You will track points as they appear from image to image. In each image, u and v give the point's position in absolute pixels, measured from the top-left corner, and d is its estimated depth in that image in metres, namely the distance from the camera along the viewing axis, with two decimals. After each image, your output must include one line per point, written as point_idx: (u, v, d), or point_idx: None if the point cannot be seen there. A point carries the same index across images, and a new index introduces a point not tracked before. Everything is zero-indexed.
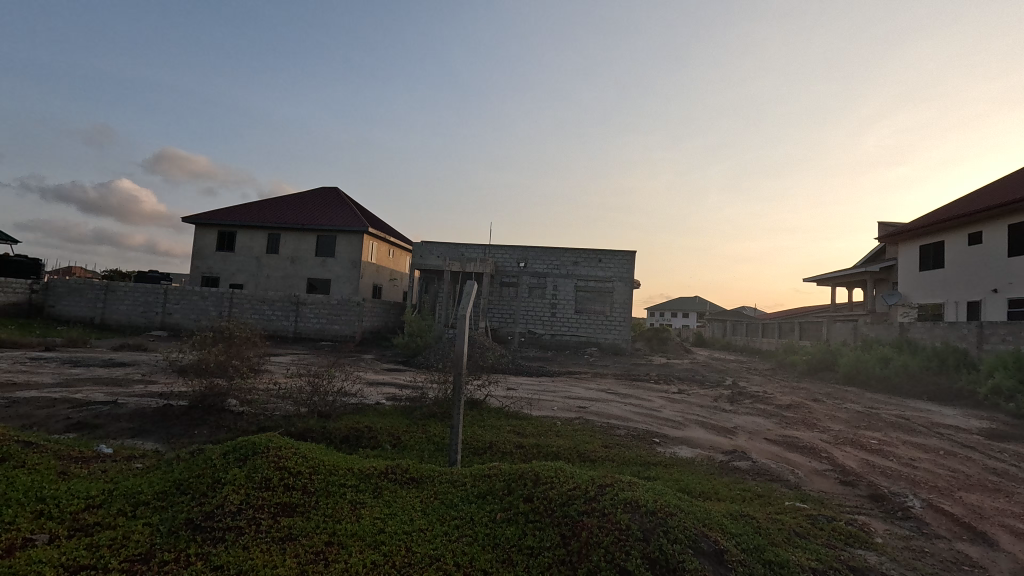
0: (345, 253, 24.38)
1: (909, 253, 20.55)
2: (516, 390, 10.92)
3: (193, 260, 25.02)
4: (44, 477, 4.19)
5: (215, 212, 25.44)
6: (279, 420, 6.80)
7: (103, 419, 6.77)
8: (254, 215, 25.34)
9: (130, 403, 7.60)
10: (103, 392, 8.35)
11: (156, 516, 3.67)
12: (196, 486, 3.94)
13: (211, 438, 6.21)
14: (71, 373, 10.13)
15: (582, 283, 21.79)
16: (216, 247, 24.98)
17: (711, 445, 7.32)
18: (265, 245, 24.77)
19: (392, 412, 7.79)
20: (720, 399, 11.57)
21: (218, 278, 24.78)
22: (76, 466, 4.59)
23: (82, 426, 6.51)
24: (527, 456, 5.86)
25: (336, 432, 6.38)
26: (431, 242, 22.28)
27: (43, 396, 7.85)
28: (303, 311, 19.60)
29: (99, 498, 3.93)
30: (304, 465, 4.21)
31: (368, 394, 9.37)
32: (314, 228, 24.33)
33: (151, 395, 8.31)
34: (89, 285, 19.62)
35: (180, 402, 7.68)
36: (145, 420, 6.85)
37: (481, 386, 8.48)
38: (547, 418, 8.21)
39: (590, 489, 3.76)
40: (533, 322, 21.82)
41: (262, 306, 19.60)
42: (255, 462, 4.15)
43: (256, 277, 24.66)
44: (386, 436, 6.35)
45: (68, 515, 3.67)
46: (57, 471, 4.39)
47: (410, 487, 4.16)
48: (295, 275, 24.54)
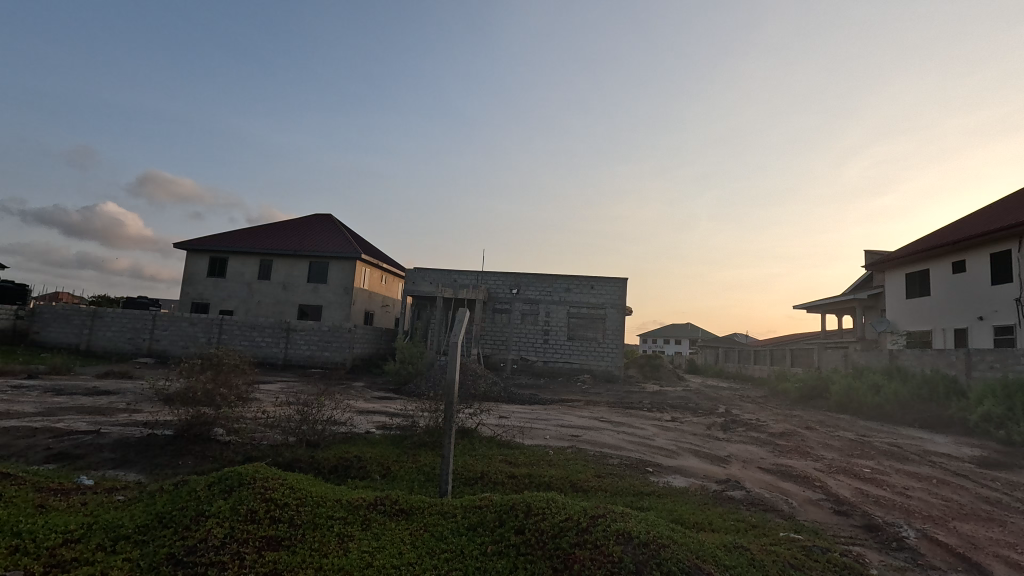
0: (337, 280, 24.35)
1: (895, 280, 20.90)
2: (508, 418, 10.83)
3: (184, 286, 24.87)
4: (20, 511, 4.07)
5: (207, 238, 25.39)
6: (267, 450, 6.67)
7: (85, 449, 6.60)
8: (247, 241, 25.31)
9: (112, 433, 7.42)
10: (86, 421, 8.16)
11: (136, 551, 3.56)
12: (179, 520, 3.85)
13: (196, 469, 6.05)
14: (54, 401, 9.91)
15: (575, 310, 21.85)
16: (207, 273, 24.85)
17: (704, 475, 7.25)
18: (257, 271, 24.69)
19: (382, 441, 7.69)
20: (713, 427, 11.51)
21: (208, 304, 24.58)
22: (55, 499, 4.46)
23: (63, 457, 6.35)
24: (519, 486, 5.77)
25: (325, 461, 6.28)
26: (424, 268, 22.35)
27: (25, 425, 7.67)
28: (293, 338, 19.42)
29: (78, 532, 3.81)
30: (291, 496, 4.14)
31: (358, 423, 9.22)
32: (306, 254, 24.31)
33: (135, 424, 8.13)
34: (76, 311, 19.40)
35: (164, 431, 7.54)
36: (128, 450, 6.70)
37: (473, 414, 8.41)
38: (540, 447, 8.14)
39: (582, 521, 3.74)
40: (526, 349, 21.76)
41: (252, 332, 19.40)
42: (241, 494, 4.07)
43: (246, 302, 24.49)
44: (376, 466, 6.24)
45: (45, 550, 3.55)
46: (35, 504, 4.26)
47: (400, 519, 4.10)
48: (286, 302, 24.39)
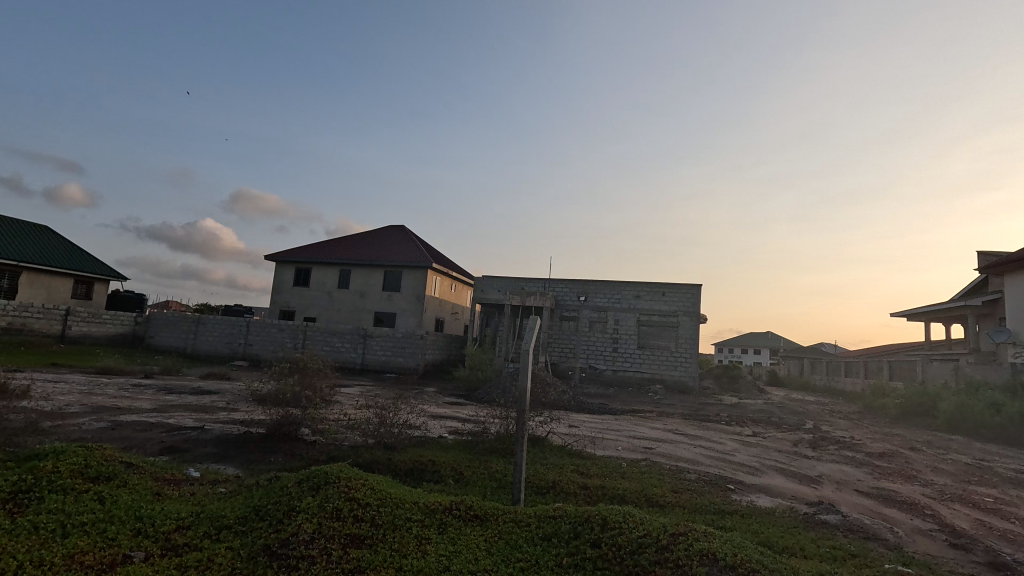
0: (410, 288, 25.29)
1: (1016, 285, 18.51)
2: (578, 428, 10.67)
3: (273, 295, 26.85)
4: (141, 497, 4.55)
5: (293, 250, 27.31)
6: (348, 451, 7.00)
7: (191, 444, 7.26)
8: (328, 252, 26.94)
9: (214, 430, 8.14)
10: (193, 418, 8.98)
11: (237, 540, 3.85)
12: (273, 513, 4.12)
13: (286, 465, 6.45)
14: (165, 399, 11.01)
15: (645, 317, 21.25)
16: (293, 282, 26.69)
17: (791, 495, 6.75)
18: (337, 281, 26.17)
19: (455, 446, 7.84)
20: (799, 444, 10.70)
21: (293, 312, 26.38)
22: (169, 488, 4.94)
23: (173, 450, 7.02)
24: (591, 498, 5.64)
25: (401, 464, 6.47)
26: (492, 276, 22.67)
27: (143, 420, 8.57)
28: (369, 344, 20.36)
29: (188, 520, 4.19)
30: (373, 497, 4.32)
31: (431, 427, 9.47)
32: (381, 263, 25.48)
33: (233, 422, 8.84)
34: (183, 318, 21.52)
35: (259, 429, 8.13)
36: (228, 445, 7.28)
37: (543, 422, 8.38)
38: (612, 458, 7.94)
39: (660, 538, 3.60)
40: (595, 357, 21.41)
41: (332, 338, 20.55)
42: (327, 492, 4.29)
43: (328, 310, 26.02)
44: (449, 471, 6.37)
45: (162, 534, 3.93)
46: (153, 492, 4.74)
47: (475, 524, 4.14)
48: (363, 309, 25.65)
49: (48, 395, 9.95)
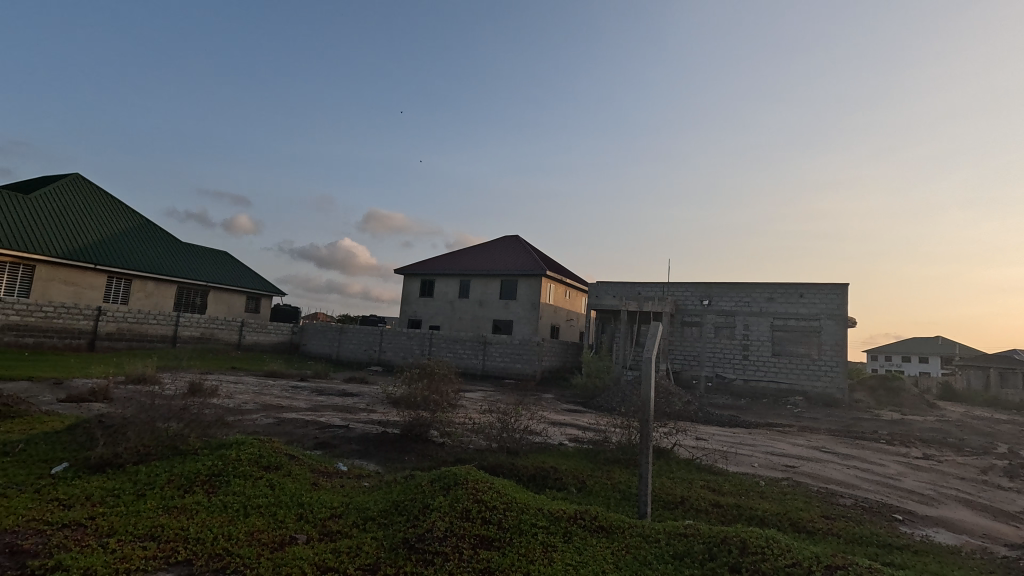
0: (526, 296, 25.82)
1: None
2: (707, 441, 9.99)
3: (403, 306, 29.11)
4: (302, 486, 5.17)
5: (419, 263, 29.42)
6: (474, 454, 7.30)
7: (339, 441, 8.11)
8: (449, 264, 28.57)
9: (357, 429, 9.01)
10: (340, 418, 10.04)
11: (380, 531, 4.20)
12: (410, 509, 4.43)
13: (418, 464, 6.92)
14: (318, 400, 12.47)
15: (780, 322, 19.34)
16: (419, 293, 28.70)
17: (983, 533, 5.62)
18: (458, 291, 27.61)
19: (576, 454, 7.79)
20: (991, 471, 8.90)
21: (420, 321, 28.34)
22: (323, 479, 5.55)
23: (325, 445, 7.89)
24: (726, 518, 5.23)
25: (524, 469, 6.57)
26: (607, 282, 22.29)
27: (301, 418, 9.80)
28: (489, 350, 21.11)
29: (340, 509, 4.67)
30: (499, 500, 4.45)
31: (551, 434, 9.53)
32: (498, 273, 26.38)
33: (373, 422, 9.72)
34: (329, 328, 24.24)
35: (394, 430, 8.83)
36: (369, 443, 8.00)
37: (668, 433, 7.99)
38: (748, 475, 7.31)
39: (813, 569, 3.23)
40: (722, 365, 19.95)
41: (455, 345, 21.68)
42: (457, 492, 4.51)
43: (450, 318, 27.53)
44: (572, 479, 6.34)
45: (319, 520, 4.43)
46: (311, 482, 5.37)
47: (601, 536, 4.06)
48: (482, 317, 26.73)
49: (231, 393, 11.82)
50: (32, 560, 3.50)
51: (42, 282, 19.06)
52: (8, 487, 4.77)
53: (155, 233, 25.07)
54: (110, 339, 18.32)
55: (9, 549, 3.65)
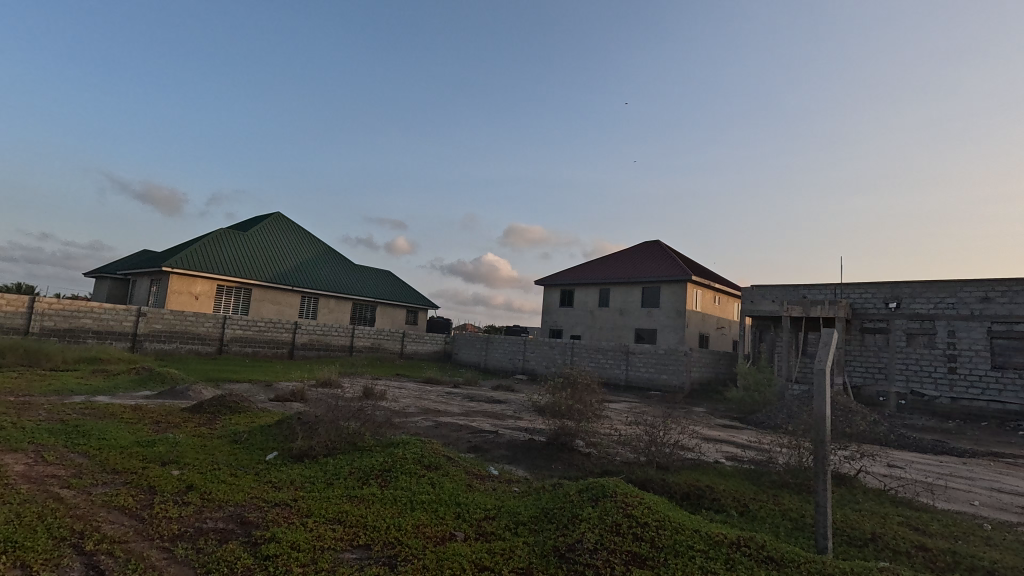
0: (670, 303, 24.60)
1: None
2: (902, 469, 8.43)
3: (544, 316, 29.74)
4: (458, 486, 5.53)
5: (558, 274, 29.86)
6: (621, 466, 7.10)
7: (490, 445, 8.48)
8: (588, 273, 28.51)
9: (506, 435, 9.38)
10: (490, 424, 10.58)
11: (531, 536, 4.30)
12: (559, 517, 4.47)
13: (566, 473, 6.91)
14: (470, 405, 13.30)
15: (1002, 327, 15.60)
16: (560, 303, 29.07)
17: None
18: (598, 300, 27.38)
19: (735, 474, 7.12)
20: None
21: (561, 330, 28.63)
22: (477, 481, 5.87)
23: (477, 449, 8.30)
24: (936, 565, 4.33)
25: (677, 487, 6.18)
26: (763, 286, 20.23)
27: (456, 422, 10.54)
28: (632, 360, 20.47)
29: (493, 511, 4.88)
30: (651, 517, 4.27)
31: (705, 451, 8.87)
32: (639, 280, 25.60)
33: (521, 429, 10.04)
34: (477, 338, 25.77)
35: (541, 438, 8.99)
36: (517, 450, 8.23)
37: (851, 457, 6.90)
38: (964, 515, 5.97)
39: None
40: (919, 380, 16.70)
41: (597, 354, 21.42)
42: (606, 505, 4.43)
43: (591, 328, 27.36)
44: (732, 501, 5.81)
45: (475, 520, 4.69)
46: (467, 483, 5.71)
47: (770, 568, 3.64)
48: (624, 326, 26.09)
49: (397, 398, 13.21)
50: (255, 529, 4.27)
51: (256, 303, 23.44)
52: (239, 468, 5.91)
53: (334, 258, 29.22)
54: (305, 348, 21.74)
55: (240, 519, 4.49)
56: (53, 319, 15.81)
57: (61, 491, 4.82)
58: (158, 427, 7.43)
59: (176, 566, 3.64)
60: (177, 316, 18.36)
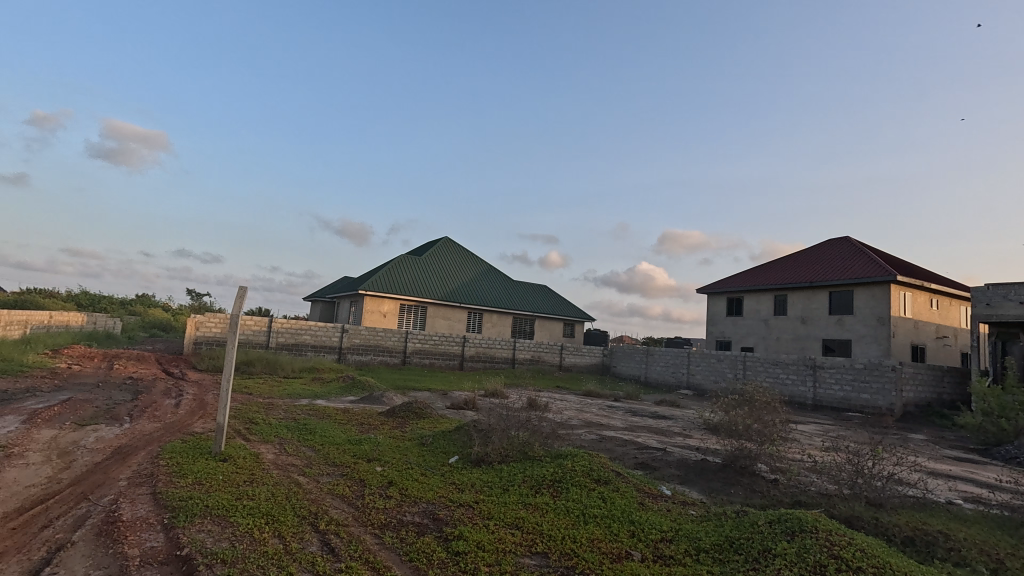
0: (868, 309, 21.02)
1: None
2: None
3: (709, 326, 27.70)
4: (630, 503, 5.39)
5: (724, 281, 27.63)
6: (818, 498, 6.18)
7: (659, 463, 8.03)
8: (760, 279, 25.85)
9: (675, 453, 8.89)
10: (657, 440, 10.14)
11: (716, 566, 3.99)
12: (748, 549, 4.08)
13: (749, 500, 6.21)
14: (633, 420, 12.93)
15: None
16: (727, 313, 26.82)
17: None
18: (773, 307, 24.62)
19: (980, 521, 5.70)
20: None
21: (730, 342, 26.33)
22: (649, 500, 5.64)
23: (645, 466, 7.90)
24: None
25: (897, 529, 5.15)
26: (1005, 284, 16.09)
27: (620, 437, 10.33)
28: (821, 376, 17.86)
29: (670, 534, 4.65)
30: (866, 562, 3.66)
31: (932, 488, 7.29)
32: (824, 284, 22.40)
33: (691, 448, 9.42)
34: (637, 350, 25.05)
35: (715, 459, 8.29)
36: (689, 469, 7.65)
37: None
38: None
39: None
40: None
41: (775, 368, 19.14)
42: (805, 542, 3.92)
43: (766, 339, 24.66)
44: (980, 556, 4.65)
45: (652, 541, 4.52)
46: (639, 501, 5.55)
47: None
48: (807, 336, 22.97)
49: (560, 410, 13.47)
50: (445, 526, 4.70)
51: (431, 319, 26.09)
52: (427, 468, 6.59)
53: (495, 275, 31.16)
54: (473, 360, 23.48)
55: (432, 515, 5.00)
56: (284, 336, 19.60)
57: (299, 478, 5.90)
58: (363, 428, 8.69)
59: (385, 551, 4.19)
60: (370, 332, 21.32)
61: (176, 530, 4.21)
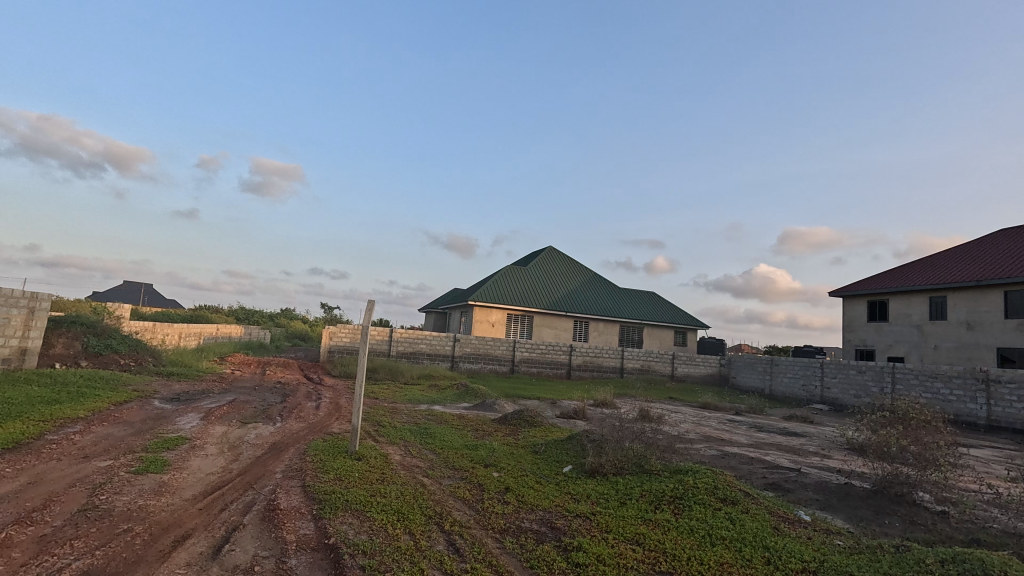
0: None
1: None
2: None
3: (846, 333, 24.75)
4: (763, 527, 4.96)
5: (862, 282, 24.58)
6: (1006, 539, 5.17)
7: (793, 485, 7.28)
8: (908, 279, 22.60)
9: (812, 475, 8.01)
10: (789, 459, 9.22)
11: None
12: None
13: (909, 534, 5.39)
14: (759, 436, 11.91)
15: None
16: (868, 318, 23.77)
17: None
18: (927, 311, 21.35)
19: None
20: None
21: (873, 351, 23.26)
22: (785, 525, 5.15)
23: (777, 488, 7.20)
24: None
25: None
26: None
27: (745, 453, 9.57)
28: (997, 391, 15.05)
29: (813, 564, 4.20)
30: None
31: None
32: (996, 282, 18.97)
33: (831, 470, 8.43)
34: (760, 360, 23.12)
35: (862, 484, 7.33)
36: (830, 494, 6.84)
37: None
38: None
39: None
40: None
41: (933, 382, 16.49)
42: None
43: (919, 347, 21.41)
44: None
45: (791, 570, 4.12)
46: (773, 525, 5.08)
47: None
48: (976, 345, 19.54)
49: (675, 422, 12.85)
50: (563, 536, 4.70)
51: (537, 328, 26.40)
52: (542, 477, 6.65)
53: (600, 283, 30.72)
54: (580, 369, 23.32)
55: (550, 523, 5.02)
56: (403, 345, 21.05)
57: (424, 479, 6.28)
58: (478, 434, 9.01)
59: (506, 556, 4.29)
60: (480, 341, 22.12)
61: (323, 520, 4.69)
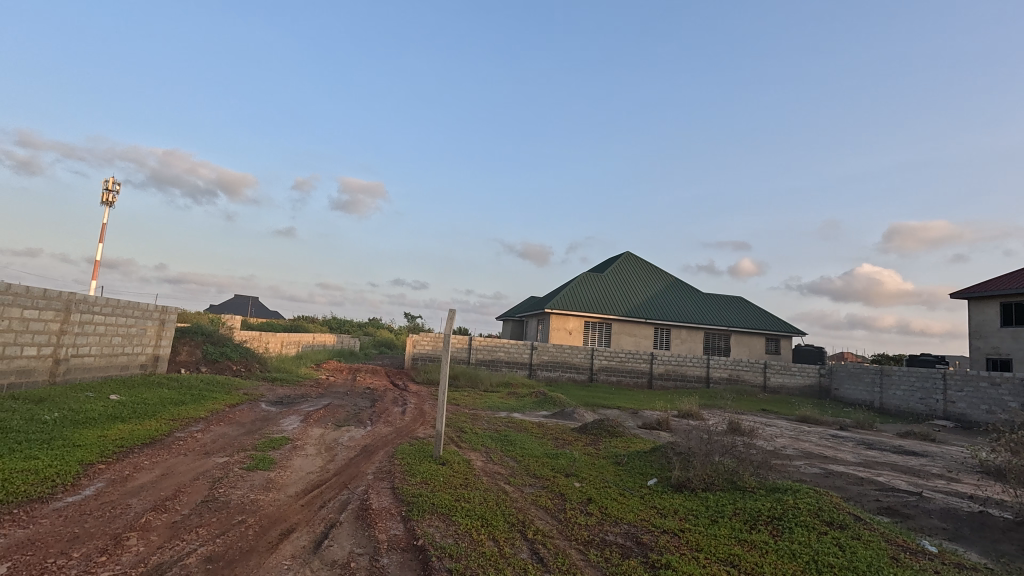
0: None
1: None
2: None
3: (973, 340, 21.83)
4: (879, 556, 4.47)
5: (991, 282, 21.61)
6: None
7: (913, 510, 6.48)
8: None
9: (936, 499, 7.10)
10: (906, 481, 8.24)
11: None
12: None
13: None
14: (868, 454, 10.78)
15: None
16: (1000, 322, 20.82)
17: None
18: None
19: None
20: None
21: (1008, 360, 20.29)
22: (906, 556, 4.60)
23: (893, 513, 6.45)
24: None
25: None
26: None
27: (852, 473, 8.70)
28: None
29: None
30: None
31: None
32: None
33: (960, 495, 7.42)
34: (867, 370, 21.00)
35: (1001, 514, 6.37)
36: (960, 523, 6.02)
37: None
38: None
39: None
40: None
41: None
42: None
43: None
44: None
45: None
46: (891, 555, 4.55)
47: None
48: None
49: (769, 436, 11.99)
50: (650, 552, 4.53)
51: (616, 335, 25.84)
52: (625, 489, 6.45)
53: (682, 288, 29.51)
54: (662, 378, 22.48)
55: (635, 538, 4.86)
56: (482, 352, 21.50)
57: (506, 486, 6.34)
58: (559, 443, 8.96)
59: (590, 568, 4.20)
60: (558, 349, 22.05)
61: (412, 522, 4.88)
